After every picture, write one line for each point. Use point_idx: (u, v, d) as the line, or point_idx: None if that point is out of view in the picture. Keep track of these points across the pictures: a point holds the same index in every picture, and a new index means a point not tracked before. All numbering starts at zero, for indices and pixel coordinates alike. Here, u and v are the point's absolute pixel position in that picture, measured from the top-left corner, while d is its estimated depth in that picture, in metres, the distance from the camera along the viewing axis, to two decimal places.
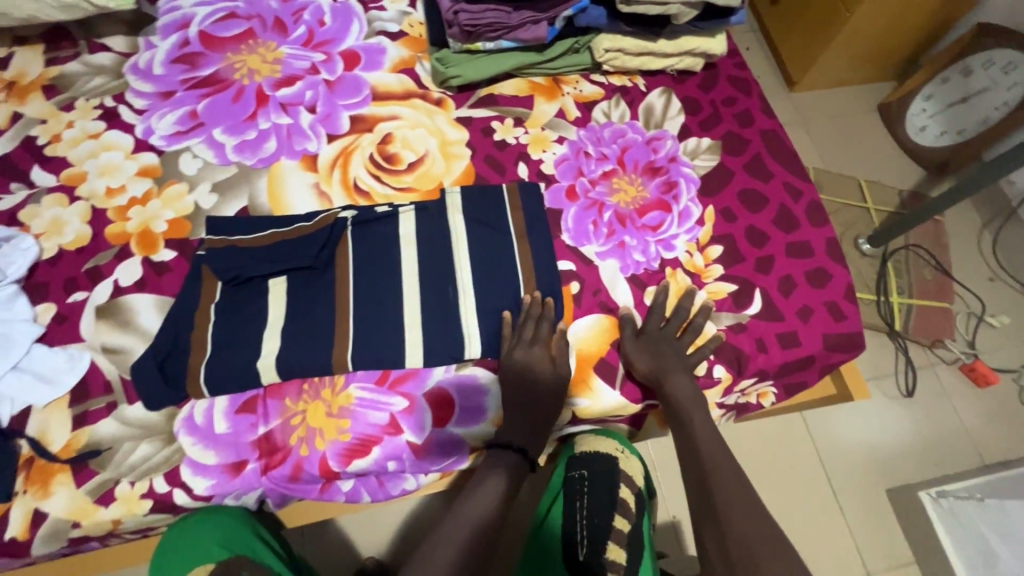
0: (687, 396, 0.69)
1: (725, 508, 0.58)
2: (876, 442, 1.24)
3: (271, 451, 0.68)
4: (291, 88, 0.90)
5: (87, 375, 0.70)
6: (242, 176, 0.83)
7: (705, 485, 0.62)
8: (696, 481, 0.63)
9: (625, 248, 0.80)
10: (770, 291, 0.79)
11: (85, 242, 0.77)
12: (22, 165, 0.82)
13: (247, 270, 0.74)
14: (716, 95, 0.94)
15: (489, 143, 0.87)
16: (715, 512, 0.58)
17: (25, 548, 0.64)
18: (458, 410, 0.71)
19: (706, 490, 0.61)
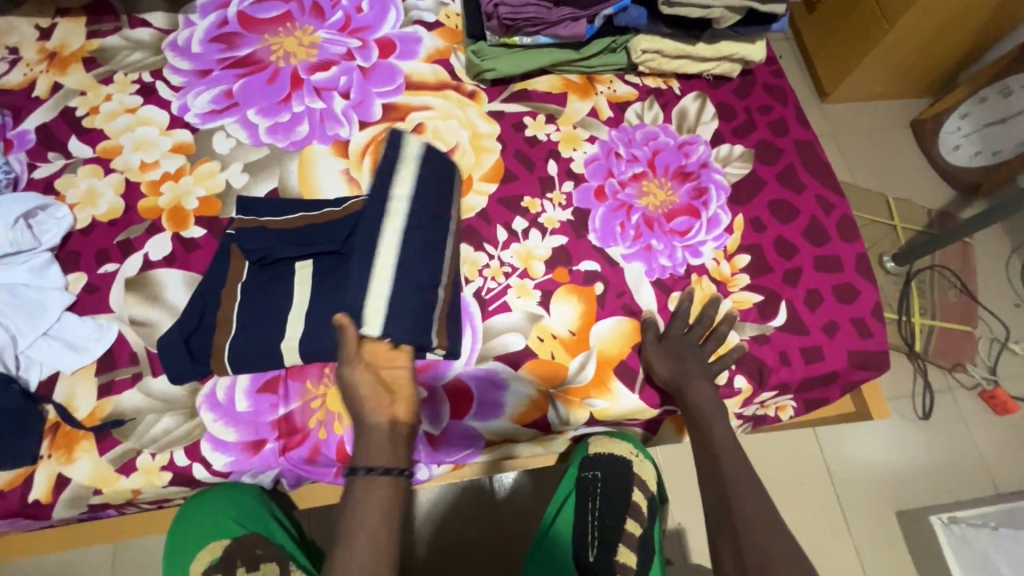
0: (709, 404, 0.69)
1: (742, 520, 0.57)
2: (889, 464, 1.22)
3: (290, 432, 0.68)
4: (326, 72, 0.90)
5: (115, 346, 0.71)
6: (274, 157, 0.84)
7: (722, 496, 0.61)
8: (713, 489, 0.62)
9: (651, 252, 0.80)
10: (796, 304, 0.78)
11: (118, 214, 0.78)
12: (60, 135, 0.83)
13: (274, 252, 0.74)
14: (752, 102, 0.93)
15: (520, 138, 0.87)
16: (732, 524, 0.58)
17: (48, 511, 0.65)
18: (476, 403, 0.71)
19: (723, 501, 0.60)
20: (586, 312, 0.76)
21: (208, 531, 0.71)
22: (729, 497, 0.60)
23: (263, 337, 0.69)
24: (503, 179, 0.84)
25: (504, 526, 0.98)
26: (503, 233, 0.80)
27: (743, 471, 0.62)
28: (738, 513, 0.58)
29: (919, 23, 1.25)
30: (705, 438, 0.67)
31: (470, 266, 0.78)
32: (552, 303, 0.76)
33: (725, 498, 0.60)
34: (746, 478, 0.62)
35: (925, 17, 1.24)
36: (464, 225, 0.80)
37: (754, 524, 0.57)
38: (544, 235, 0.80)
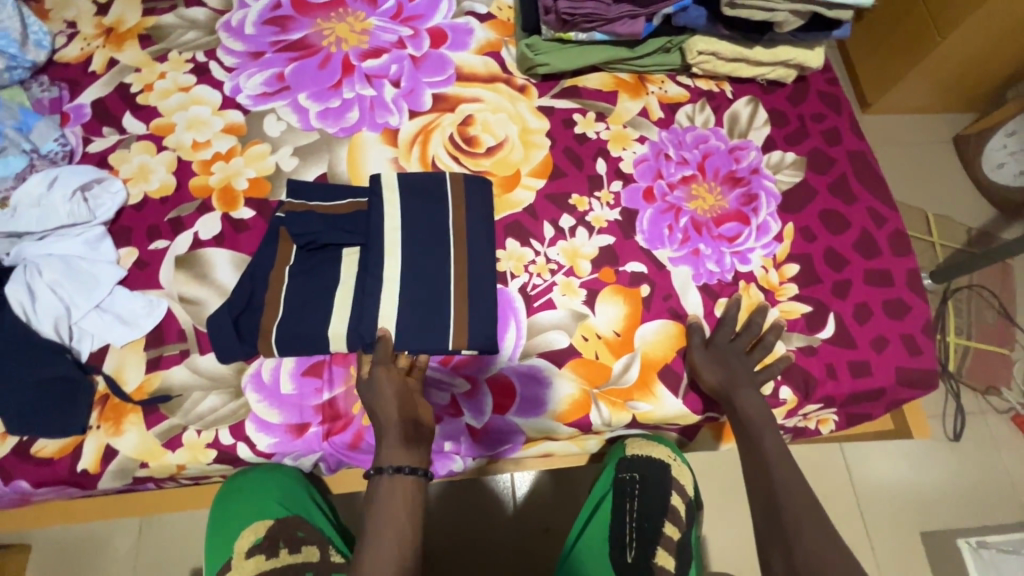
0: (757, 412, 0.68)
1: (794, 533, 0.57)
2: (916, 484, 1.20)
3: (334, 418, 0.69)
4: (377, 60, 0.90)
5: (164, 322, 0.72)
6: (323, 142, 0.84)
7: (772, 508, 0.60)
8: (763, 500, 0.61)
9: (699, 256, 0.79)
10: (845, 317, 0.77)
11: (170, 191, 0.79)
12: (115, 111, 0.84)
13: (323, 237, 0.74)
14: (805, 109, 0.91)
15: (570, 135, 0.86)
16: (784, 537, 0.57)
17: (94, 481, 0.66)
18: (519, 399, 0.71)
19: (774, 512, 0.60)
20: (631, 313, 0.75)
21: (251, 510, 0.72)
22: (781, 508, 0.59)
23: (310, 321, 0.70)
24: (551, 175, 0.83)
25: (523, 522, 1.00)
26: (550, 230, 0.79)
27: (795, 482, 0.61)
28: (790, 527, 0.58)
29: (974, 34, 1.22)
30: (754, 447, 0.66)
31: (516, 261, 0.77)
32: (597, 303, 0.75)
33: (776, 509, 0.60)
34: (798, 490, 0.61)
35: (981, 28, 1.20)
36: (511, 219, 0.80)
37: (806, 537, 0.56)
38: (591, 233, 0.80)
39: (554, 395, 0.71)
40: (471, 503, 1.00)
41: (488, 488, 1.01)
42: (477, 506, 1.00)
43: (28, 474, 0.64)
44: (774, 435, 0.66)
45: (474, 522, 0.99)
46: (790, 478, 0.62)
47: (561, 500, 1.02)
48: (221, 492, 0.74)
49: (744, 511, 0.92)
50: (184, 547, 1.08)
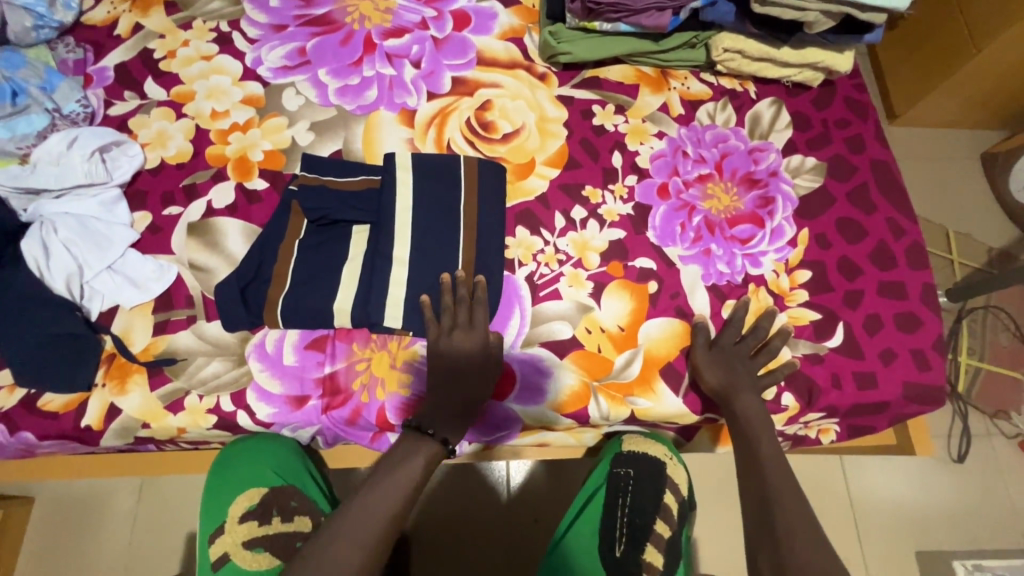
0: (757, 417, 0.67)
1: (785, 537, 0.56)
2: (916, 503, 1.18)
3: (334, 392, 0.69)
4: (399, 39, 0.89)
5: (173, 287, 0.72)
6: (340, 118, 0.84)
7: (764, 512, 0.59)
8: (756, 503, 0.61)
9: (710, 256, 0.78)
10: (854, 327, 0.75)
11: (187, 158, 0.80)
12: (137, 76, 0.85)
13: (334, 213, 0.74)
14: (829, 114, 0.89)
15: (587, 127, 0.85)
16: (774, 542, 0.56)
17: (97, 437, 0.67)
18: (518, 386, 0.71)
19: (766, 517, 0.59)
20: (637, 309, 0.75)
21: (246, 478, 0.74)
22: (774, 513, 0.58)
23: (316, 295, 0.70)
24: (566, 165, 0.82)
25: (514, 510, 1.01)
26: (561, 221, 0.79)
27: (791, 488, 0.60)
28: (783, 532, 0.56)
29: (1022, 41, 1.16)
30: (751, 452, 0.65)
31: (525, 249, 0.77)
32: (603, 297, 0.75)
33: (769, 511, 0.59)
34: (793, 497, 0.60)
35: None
36: (523, 208, 0.79)
37: (797, 540, 0.55)
38: (602, 226, 0.79)
39: (554, 385, 0.71)
40: (465, 486, 1.02)
41: (484, 475, 1.03)
42: (473, 492, 1.02)
43: (34, 426, 0.66)
44: (773, 440, 0.66)
45: (467, 505, 1.01)
46: (787, 485, 0.61)
47: (555, 491, 1.03)
48: (217, 459, 0.75)
49: (738, 516, 0.92)
50: (182, 511, 1.10)
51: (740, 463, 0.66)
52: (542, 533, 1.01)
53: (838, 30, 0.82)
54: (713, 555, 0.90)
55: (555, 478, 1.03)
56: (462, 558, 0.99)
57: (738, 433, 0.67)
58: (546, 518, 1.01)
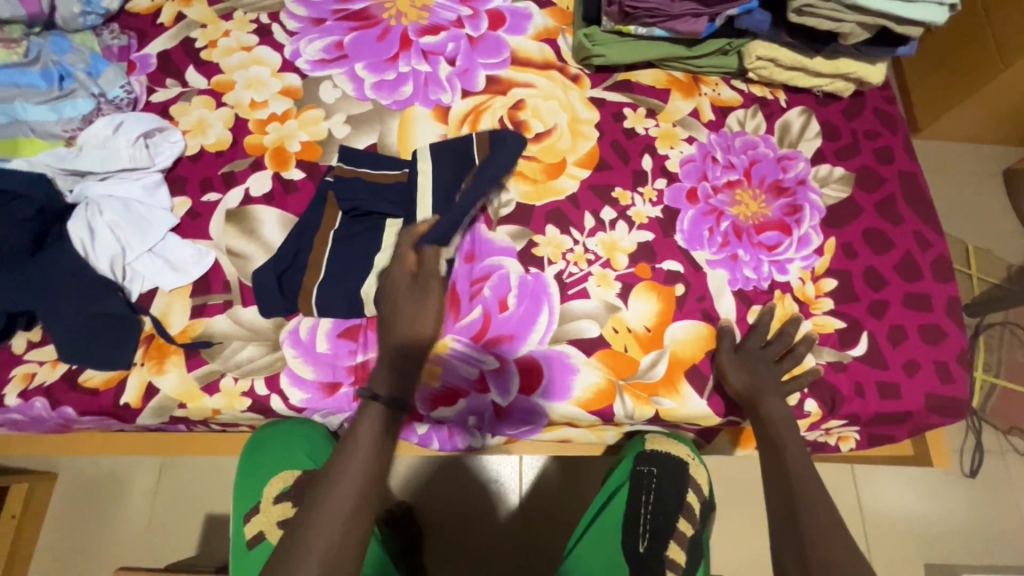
0: (782, 421, 0.68)
1: (809, 536, 0.56)
2: (927, 516, 1.18)
3: (365, 379, 0.70)
4: (435, 37, 0.91)
5: (211, 271, 0.74)
6: (376, 113, 0.85)
7: (791, 511, 0.59)
8: (780, 504, 0.61)
9: (736, 261, 0.79)
10: (878, 337, 0.76)
11: (225, 147, 0.81)
12: (179, 64, 0.86)
13: (369, 206, 0.76)
14: (859, 125, 0.90)
15: (619, 129, 0.86)
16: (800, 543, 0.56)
17: (134, 415, 0.69)
18: (546, 381, 0.72)
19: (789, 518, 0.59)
20: (663, 311, 0.76)
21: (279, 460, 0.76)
22: (799, 512, 0.59)
23: (350, 284, 0.71)
24: (597, 166, 0.83)
25: (526, 503, 1.03)
26: (590, 221, 0.80)
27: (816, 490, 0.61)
28: (809, 532, 0.56)
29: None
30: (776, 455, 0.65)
31: (554, 248, 0.78)
32: (630, 297, 0.76)
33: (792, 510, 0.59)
34: (818, 498, 0.60)
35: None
36: (553, 207, 0.80)
37: (823, 538, 0.55)
38: (630, 228, 0.80)
39: (581, 382, 0.72)
40: (478, 478, 1.04)
41: (497, 469, 1.04)
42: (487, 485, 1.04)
43: (74, 402, 0.67)
44: (796, 443, 0.66)
45: (479, 497, 1.03)
46: (813, 486, 0.61)
47: (566, 485, 1.04)
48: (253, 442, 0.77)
49: (752, 520, 0.93)
50: (199, 493, 1.12)
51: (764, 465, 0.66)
52: (554, 527, 1.03)
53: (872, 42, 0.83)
54: (727, 557, 0.91)
55: (568, 475, 1.05)
56: (475, 549, 1.01)
57: (763, 437, 0.68)
58: (558, 512, 1.03)
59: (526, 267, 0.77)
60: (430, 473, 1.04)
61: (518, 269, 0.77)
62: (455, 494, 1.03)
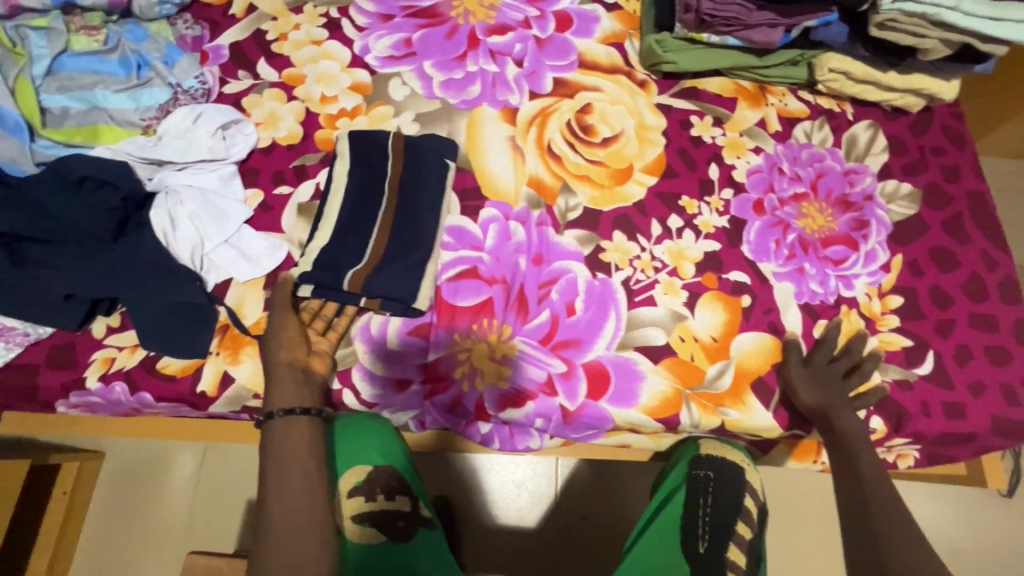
0: (855, 436, 0.68)
1: (885, 552, 0.57)
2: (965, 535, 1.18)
3: (436, 379, 0.72)
4: (503, 37, 0.91)
5: (283, 265, 0.75)
6: (445, 112, 0.85)
7: (866, 527, 0.60)
8: (856, 518, 0.62)
9: (803, 274, 0.79)
10: (944, 357, 0.76)
11: (297, 140, 0.82)
12: (251, 56, 0.87)
13: (441, 206, 0.76)
14: (927, 141, 0.89)
15: (686, 137, 0.86)
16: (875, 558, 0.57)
17: (210, 402, 0.70)
18: (612, 387, 0.72)
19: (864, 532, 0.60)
20: (730, 321, 0.76)
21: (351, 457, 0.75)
22: (875, 528, 0.60)
23: (423, 283, 0.72)
24: (663, 173, 0.83)
25: (558, 502, 1.04)
26: (657, 228, 0.80)
27: (891, 506, 0.61)
28: (882, 550, 0.58)
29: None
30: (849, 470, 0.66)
31: (621, 254, 0.78)
32: (696, 306, 0.76)
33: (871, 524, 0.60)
34: (892, 514, 0.61)
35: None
36: (620, 213, 0.81)
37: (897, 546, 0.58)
38: (697, 237, 0.80)
39: (647, 389, 0.72)
40: (512, 476, 1.05)
41: (531, 468, 1.05)
42: (522, 483, 1.05)
43: (153, 387, 0.69)
44: (871, 456, 0.67)
45: (511, 496, 1.04)
46: (886, 503, 0.62)
47: (599, 487, 1.05)
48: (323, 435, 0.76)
49: (797, 532, 0.93)
50: (241, 481, 1.13)
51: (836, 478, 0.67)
52: (590, 528, 1.03)
53: (951, 58, 0.82)
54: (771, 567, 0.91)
55: (600, 476, 1.06)
56: (508, 545, 1.02)
57: (836, 451, 0.69)
58: (591, 512, 1.04)
59: (593, 273, 0.77)
60: (464, 471, 1.05)
61: (586, 274, 0.77)
62: (490, 491, 1.04)
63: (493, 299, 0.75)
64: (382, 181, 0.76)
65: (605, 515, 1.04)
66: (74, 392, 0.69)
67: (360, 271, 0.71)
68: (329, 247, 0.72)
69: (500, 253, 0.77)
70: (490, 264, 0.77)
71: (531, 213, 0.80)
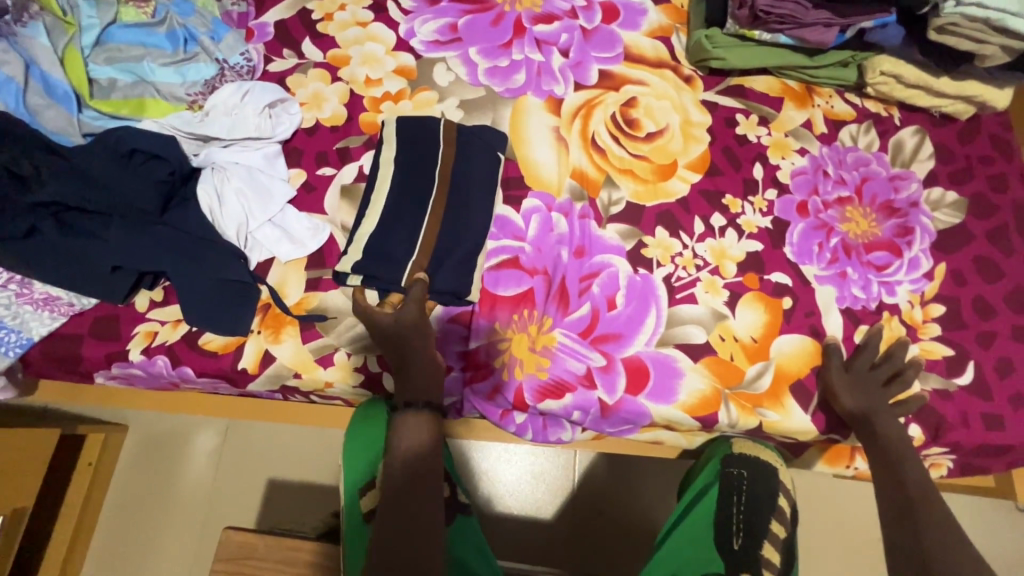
0: (899, 445, 0.69)
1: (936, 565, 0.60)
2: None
3: (476, 367, 0.73)
4: (549, 26, 0.90)
5: (326, 246, 0.75)
6: (489, 100, 0.85)
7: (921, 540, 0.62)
8: (898, 519, 0.65)
9: (845, 278, 0.78)
10: (985, 368, 0.75)
11: (340, 122, 0.81)
12: (296, 35, 0.86)
13: (486, 195, 0.76)
14: (973, 149, 0.88)
15: (731, 135, 0.85)
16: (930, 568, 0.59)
17: (249, 380, 0.70)
18: (651, 383, 0.72)
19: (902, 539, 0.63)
20: (770, 322, 0.75)
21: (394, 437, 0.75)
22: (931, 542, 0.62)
23: (466, 271, 0.71)
24: (708, 171, 0.83)
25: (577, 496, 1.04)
26: (700, 226, 0.80)
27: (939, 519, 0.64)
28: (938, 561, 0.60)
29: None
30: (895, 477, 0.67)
31: (663, 251, 0.78)
32: (737, 306, 0.76)
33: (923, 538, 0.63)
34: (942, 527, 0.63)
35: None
36: (663, 209, 0.80)
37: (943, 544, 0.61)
38: (740, 236, 0.80)
39: (686, 387, 0.72)
40: (530, 467, 1.06)
41: (548, 462, 1.06)
42: (539, 476, 1.05)
43: (194, 362, 0.69)
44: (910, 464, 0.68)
45: (528, 488, 1.04)
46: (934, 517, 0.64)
47: (616, 482, 1.05)
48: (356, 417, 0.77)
49: (821, 535, 0.93)
50: (261, 460, 1.08)
51: (878, 485, 0.69)
52: (606, 523, 1.04)
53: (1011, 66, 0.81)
54: None
55: (618, 471, 1.06)
56: (527, 535, 1.02)
57: (878, 458, 0.70)
58: (608, 504, 1.04)
59: (635, 268, 0.77)
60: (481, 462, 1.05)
61: (627, 269, 0.77)
62: (508, 480, 1.05)
63: (533, 290, 0.75)
64: (428, 166, 0.76)
65: (623, 511, 1.04)
66: (116, 363, 0.69)
67: (406, 257, 0.70)
68: (373, 231, 0.72)
69: (542, 244, 0.77)
70: (532, 255, 0.76)
71: (574, 205, 0.79)
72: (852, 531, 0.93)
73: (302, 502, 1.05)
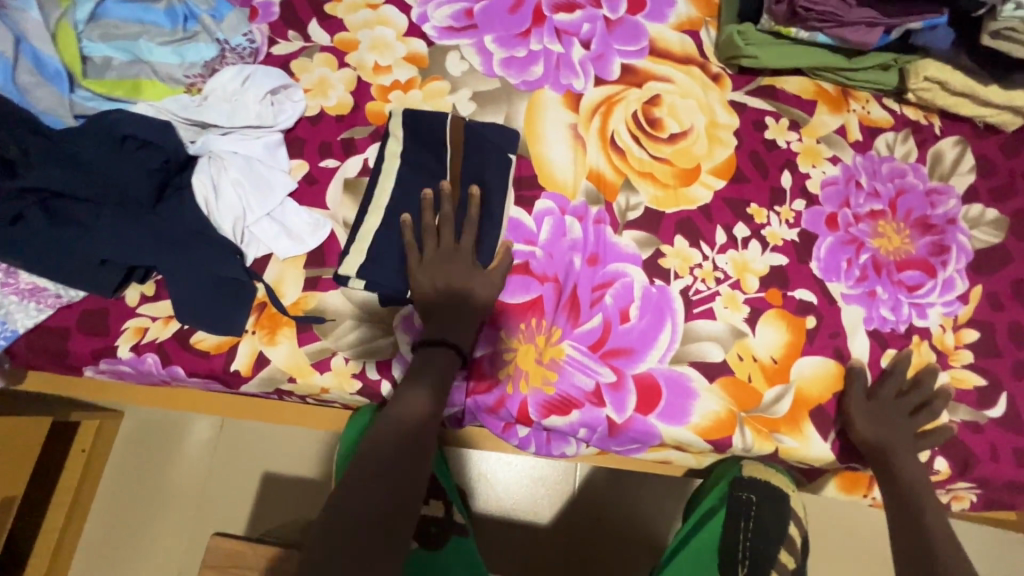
0: (920, 489, 0.66)
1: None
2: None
3: (480, 377, 0.69)
4: (570, 14, 0.84)
5: (326, 243, 0.71)
6: (504, 92, 0.80)
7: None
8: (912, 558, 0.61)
9: (874, 298, 0.74)
10: (1019, 401, 0.71)
11: (346, 111, 0.77)
12: (302, 16, 0.81)
13: (497, 196, 0.72)
14: (1018, 164, 0.82)
15: (759, 140, 0.80)
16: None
17: (242, 382, 0.67)
18: (663, 403, 0.68)
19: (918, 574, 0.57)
20: (792, 342, 0.71)
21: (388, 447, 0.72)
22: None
23: (472, 277, 0.67)
24: (733, 178, 0.78)
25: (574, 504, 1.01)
26: (722, 236, 0.75)
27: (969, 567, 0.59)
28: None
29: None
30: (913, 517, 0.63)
31: (682, 261, 0.74)
32: (758, 324, 0.72)
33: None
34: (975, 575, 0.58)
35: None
36: (684, 217, 0.76)
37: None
38: (764, 249, 0.75)
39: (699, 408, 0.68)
40: (529, 471, 1.03)
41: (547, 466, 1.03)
42: (538, 480, 1.02)
43: (185, 362, 0.66)
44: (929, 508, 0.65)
45: (527, 492, 1.02)
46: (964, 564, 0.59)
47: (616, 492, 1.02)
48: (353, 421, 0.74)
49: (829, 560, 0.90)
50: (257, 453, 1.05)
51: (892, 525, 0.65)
52: (604, 533, 1.01)
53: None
54: None
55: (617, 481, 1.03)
56: (523, 542, 1.00)
57: (896, 501, 0.66)
58: (607, 515, 1.01)
59: (651, 279, 0.73)
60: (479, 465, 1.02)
61: (643, 280, 0.73)
62: (505, 485, 1.02)
63: (543, 298, 0.71)
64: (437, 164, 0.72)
65: (622, 523, 1.01)
66: (104, 360, 0.66)
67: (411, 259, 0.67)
68: (378, 231, 0.69)
69: (553, 250, 0.73)
70: (543, 260, 0.72)
71: (589, 209, 0.75)
72: (858, 555, 0.91)
73: (297, 497, 1.03)
